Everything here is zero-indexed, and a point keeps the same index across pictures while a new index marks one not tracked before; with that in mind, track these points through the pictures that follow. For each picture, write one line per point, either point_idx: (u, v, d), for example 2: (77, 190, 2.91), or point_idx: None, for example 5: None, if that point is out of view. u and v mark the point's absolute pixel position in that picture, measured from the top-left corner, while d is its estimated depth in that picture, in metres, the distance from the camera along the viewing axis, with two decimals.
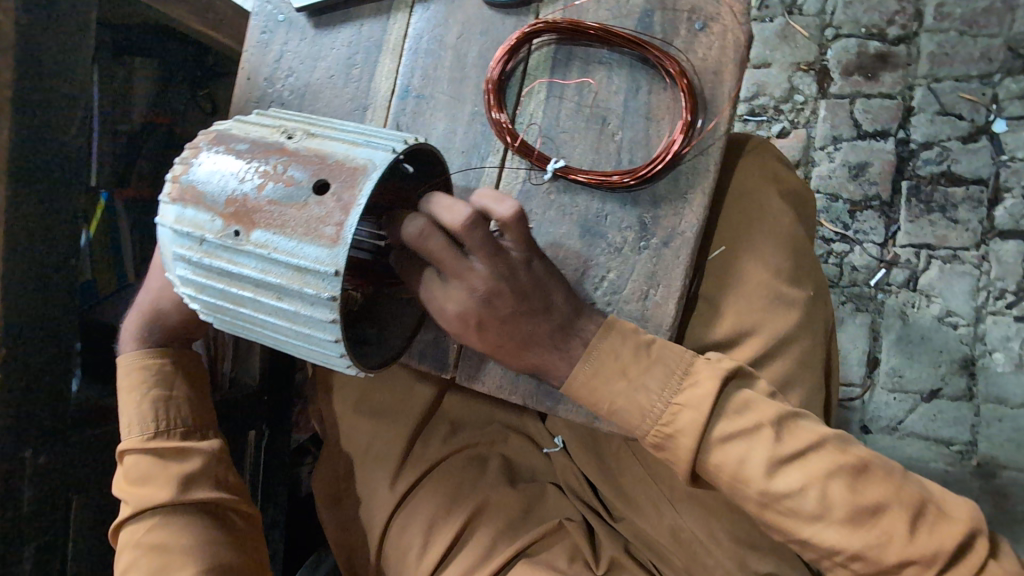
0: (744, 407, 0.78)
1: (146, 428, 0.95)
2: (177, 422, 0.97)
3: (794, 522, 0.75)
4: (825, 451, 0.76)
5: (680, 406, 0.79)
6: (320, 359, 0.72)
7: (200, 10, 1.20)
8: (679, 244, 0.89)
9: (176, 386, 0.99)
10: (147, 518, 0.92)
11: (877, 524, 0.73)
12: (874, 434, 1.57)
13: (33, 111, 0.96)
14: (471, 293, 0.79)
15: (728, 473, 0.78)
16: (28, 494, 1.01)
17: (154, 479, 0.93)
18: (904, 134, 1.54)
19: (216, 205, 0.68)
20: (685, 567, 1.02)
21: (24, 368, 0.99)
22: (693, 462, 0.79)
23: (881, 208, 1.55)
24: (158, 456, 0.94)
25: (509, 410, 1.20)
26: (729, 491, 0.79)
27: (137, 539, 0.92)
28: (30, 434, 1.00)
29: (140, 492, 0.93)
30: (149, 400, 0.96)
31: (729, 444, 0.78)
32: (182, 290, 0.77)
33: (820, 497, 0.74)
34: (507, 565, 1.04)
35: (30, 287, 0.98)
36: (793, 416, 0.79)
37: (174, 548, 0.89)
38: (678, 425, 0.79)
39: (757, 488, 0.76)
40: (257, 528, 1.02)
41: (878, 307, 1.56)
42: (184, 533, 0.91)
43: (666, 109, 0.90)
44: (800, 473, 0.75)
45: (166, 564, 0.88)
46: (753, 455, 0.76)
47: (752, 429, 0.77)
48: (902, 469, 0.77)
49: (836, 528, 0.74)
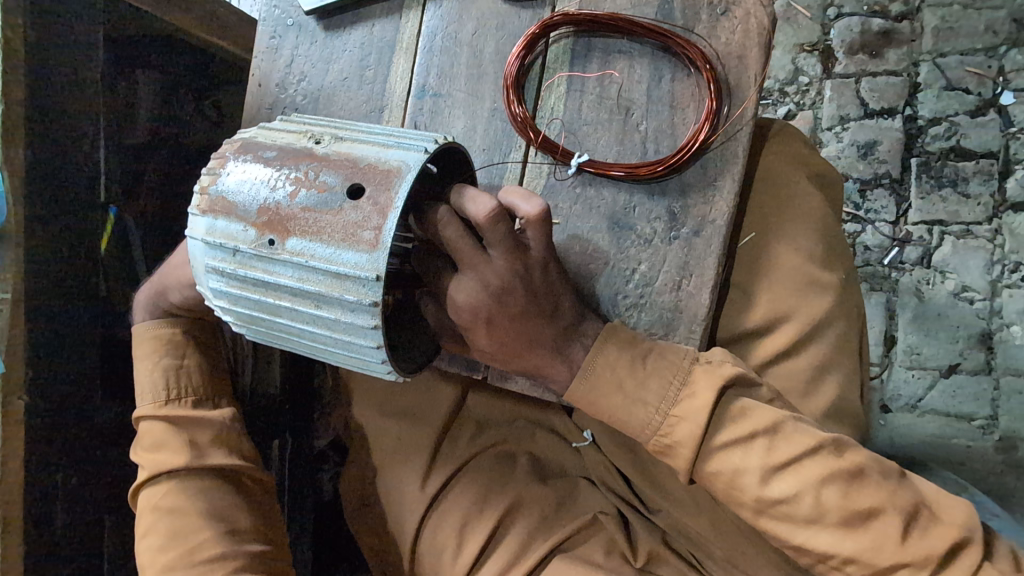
0: (740, 414, 0.77)
1: (157, 396, 0.92)
2: (187, 390, 0.94)
3: (790, 526, 0.74)
4: (821, 456, 0.74)
5: (676, 419, 0.78)
6: (360, 365, 0.71)
7: (204, 19, 1.16)
8: (710, 233, 0.88)
9: (188, 354, 0.96)
10: (162, 483, 0.90)
11: (870, 528, 0.71)
12: (894, 413, 1.57)
13: (47, 130, 0.95)
14: (484, 287, 0.77)
15: (724, 481, 0.77)
16: (60, 515, 1.00)
17: (168, 445, 0.90)
18: (911, 112, 1.53)
19: (249, 214, 0.67)
20: (724, 559, 1.01)
21: (48, 390, 0.97)
22: (691, 468, 0.78)
23: (891, 186, 1.54)
24: (171, 423, 0.92)
25: (534, 406, 1.16)
26: (725, 499, 0.78)
27: (154, 504, 0.89)
28: (57, 456, 0.99)
29: (154, 458, 0.90)
30: (160, 368, 0.93)
31: (726, 452, 0.76)
32: (214, 303, 0.75)
33: (815, 503, 0.72)
34: (545, 559, 1.05)
35: (53, 309, 0.97)
36: (793, 423, 0.76)
37: (193, 511, 0.88)
38: (677, 437, 0.78)
39: (752, 494, 0.75)
40: (271, 491, 1.00)
41: (892, 285, 1.56)
42: (199, 498, 0.89)
43: (691, 96, 0.88)
44: (794, 480, 0.73)
45: (183, 528, 0.87)
46: (749, 463, 0.75)
47: (746, 438, 0.76)
48: (896, 471, 0.75)
49: (830, 532, 0.73)
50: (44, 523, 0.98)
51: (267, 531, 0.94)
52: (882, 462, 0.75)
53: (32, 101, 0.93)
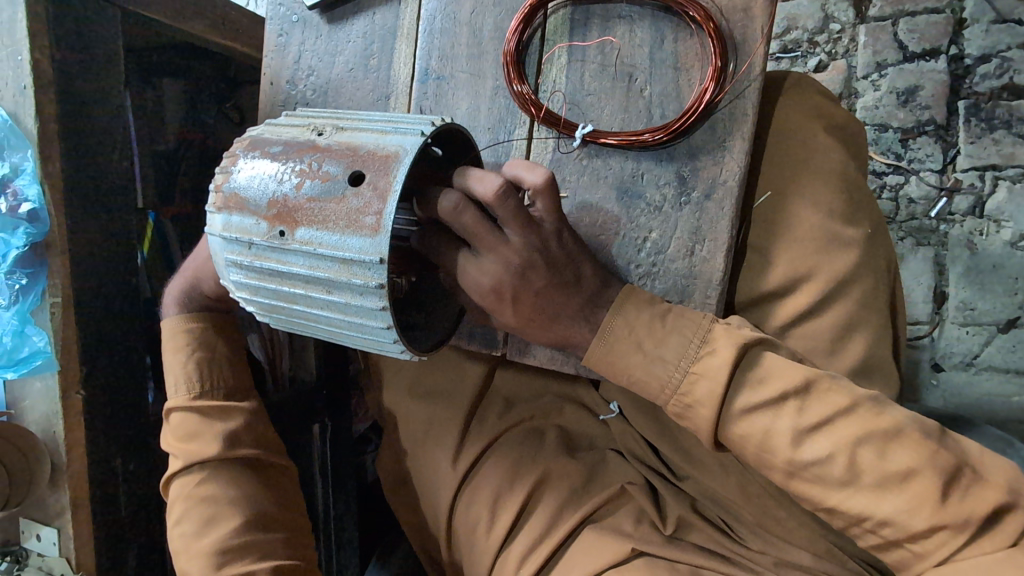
0: (767, 374, 0.75)
1: (190, 387, 0.98)
2: (218, 383, 1.00)
3: (823, 489, 0.73)
4: (855, 415, 0.72)
5: (696, 376, 0.77)
6: (376, 347, 0.73)
7: (216, 24, 1.21)
8: (722, 194, 0.86)
9: (218, 348, 1.02)
10: (195, 472, 0.95)
11: (907, 489, 0.69)
12: (948, 371, 1.53)
13: (79, 145, 1.01)
14: (505, 265, 0.77)
15: (754, 443, 0.76)
16: (122, 497, 1.09)
17: (202, 435, 0.95)
18: (957, 50, 1.42)
19: (260, 208, 0.70)
20: (757, 523, 1.01)
21: (103, 384, 1.05)
22: (715, 431, 0.77)
23: (936, 132, 1.46)
24: (203, 415, 0.97)
25: (561, 380, 1.19)
26: (755, 462, 0.77)
27: (186, 493, 0.94)
28: (117, 443, 1.08)
29: (188, 449, 0.95)
30: (192, 362, 0.99)
31: (753, 416, 0.75)
32: (237, 295, 0.79)
33: (849, 464, 0.71)
34: (575, 532, 1.06)
35: (99, 312, 1.04)
36: (827, 381, 0.75)
37: (223, 500, 0.93)
38: (696, 396, 0.77)
39: (784, 457, 0.74)
40: (293, 480, 1.05)
41: (941, 239, 1.49)
42: (229, 487, 0.94)
43: (695, 56, 0.86)
44: (827, 440, 0.72)
45: (214, 515, 0.92)
46: (779, 425, 0.74)
47: (776, 400, 0.74)
48: (936, 429, 0.72)
49: (865, 493, 0.71)
50: (109, 501, 1.08)
51: (284, 517, 0.98)
52: (921, 420, 0.72)
53: (63, 117, 0.99)
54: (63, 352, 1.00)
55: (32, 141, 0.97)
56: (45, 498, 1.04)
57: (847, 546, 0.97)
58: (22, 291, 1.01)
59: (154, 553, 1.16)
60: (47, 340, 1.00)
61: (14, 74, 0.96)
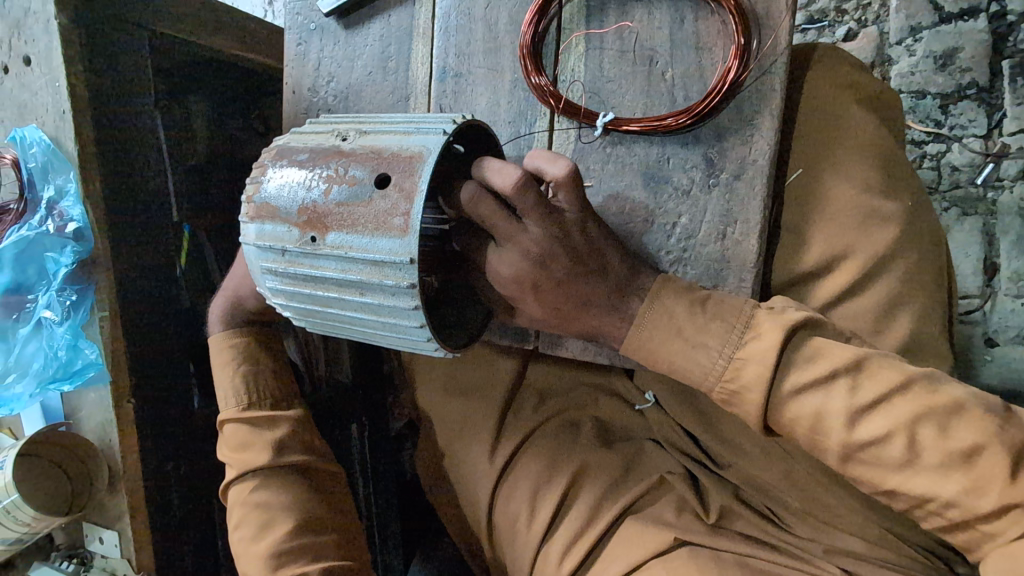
0: (818, 355, 0.73)
1: (239, 399, 1.01)
2: (265, 395, 1.03)
3: (879, 470, 0.71)
4: (911, 393, 0.70)
5: (742, 360, 0.75)
6: (409, 346, 0.74)
7: (239, 38, 1.24)
8: (751, 175, 0.84)
9: (262, 359, 1.05)
10: (248, 480, 0.98)
11: (973, 468, 0.66)
12: (1003, 346, 1.45)
13: (116, 163, 1.06)
14: (524, 256, 0.77)
15: (806, 426, 0.73)
16: (174, 498, 1.15)
17: (253, 444, 0.99)
18: (998, 7, 1.35)
19: (291, 215, 0.72)
20: (804, 509, 0.98)
21: (151, 392, 1.10)
22: (764, 416, 0.75)
23: (978, 96, 1.39)
24: (253, 425, 1.00)
25: (600, 371, 1.17)
26: (810, 447, 0.75)
27: (243, 499, 0.97)
28: (168, 447, 1.14)
29: (242, 458, 0.99)
30: (239, 375, 1.02)
31: (803, 396, 0.73)
32: (274, 301, 0.81)
33: (909, 443, 0.69)
34: (616, 522, 1.06)
35: (143, 322, 1.10)
36: (878, 358, 0.72)
37: (277, 505, 0.96)
38: (743, 380, 0.75)
39: (837, 438, 0.72)
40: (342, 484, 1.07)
41: (989, 206, 1.42)
42: (283, 491, 0.96)
43: (717, 35, 0.84)
44: (884, 418, 0.70)
45: (269, 520, 0.95)
46: (832, 407, 0.71)
47: (826, 378, 0.72)
48: (1001, 406, 0.69)
49: (926, 474, 0.68)
50: (163, 503, 1.13)
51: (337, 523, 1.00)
52: (984, 397, 0.69)
53: (99, 138, 1.03)
54: (112, 364, 1.05)
55: (74, 163, 1.01)
56: (105, 502, 1.10)
57: (901, 531, 0.94)
58: (71, 307, 1.03)
59: (207, 551, 1.22)
60: (100, 352, 1.04)
61: (53, 99, 1.01)
